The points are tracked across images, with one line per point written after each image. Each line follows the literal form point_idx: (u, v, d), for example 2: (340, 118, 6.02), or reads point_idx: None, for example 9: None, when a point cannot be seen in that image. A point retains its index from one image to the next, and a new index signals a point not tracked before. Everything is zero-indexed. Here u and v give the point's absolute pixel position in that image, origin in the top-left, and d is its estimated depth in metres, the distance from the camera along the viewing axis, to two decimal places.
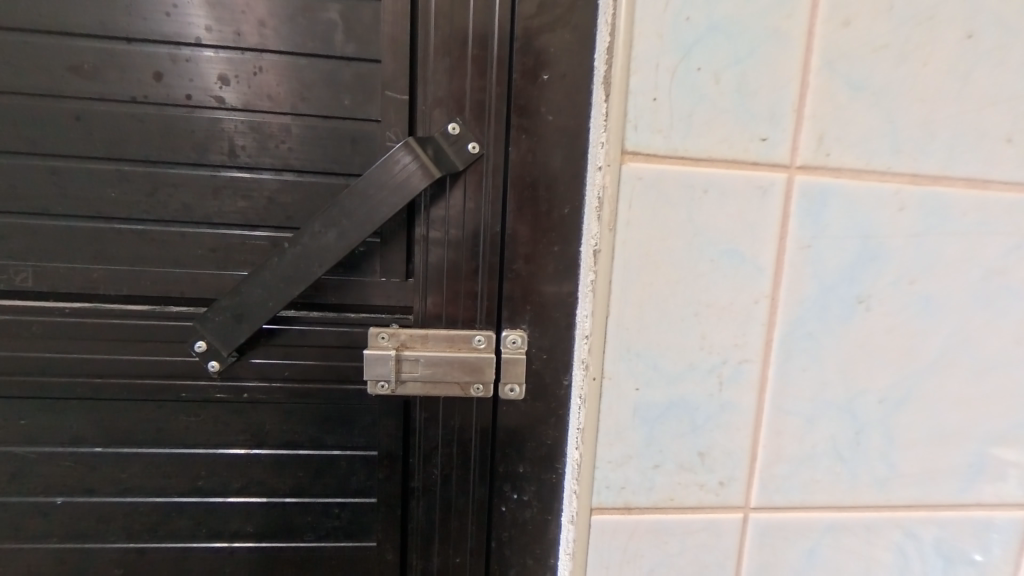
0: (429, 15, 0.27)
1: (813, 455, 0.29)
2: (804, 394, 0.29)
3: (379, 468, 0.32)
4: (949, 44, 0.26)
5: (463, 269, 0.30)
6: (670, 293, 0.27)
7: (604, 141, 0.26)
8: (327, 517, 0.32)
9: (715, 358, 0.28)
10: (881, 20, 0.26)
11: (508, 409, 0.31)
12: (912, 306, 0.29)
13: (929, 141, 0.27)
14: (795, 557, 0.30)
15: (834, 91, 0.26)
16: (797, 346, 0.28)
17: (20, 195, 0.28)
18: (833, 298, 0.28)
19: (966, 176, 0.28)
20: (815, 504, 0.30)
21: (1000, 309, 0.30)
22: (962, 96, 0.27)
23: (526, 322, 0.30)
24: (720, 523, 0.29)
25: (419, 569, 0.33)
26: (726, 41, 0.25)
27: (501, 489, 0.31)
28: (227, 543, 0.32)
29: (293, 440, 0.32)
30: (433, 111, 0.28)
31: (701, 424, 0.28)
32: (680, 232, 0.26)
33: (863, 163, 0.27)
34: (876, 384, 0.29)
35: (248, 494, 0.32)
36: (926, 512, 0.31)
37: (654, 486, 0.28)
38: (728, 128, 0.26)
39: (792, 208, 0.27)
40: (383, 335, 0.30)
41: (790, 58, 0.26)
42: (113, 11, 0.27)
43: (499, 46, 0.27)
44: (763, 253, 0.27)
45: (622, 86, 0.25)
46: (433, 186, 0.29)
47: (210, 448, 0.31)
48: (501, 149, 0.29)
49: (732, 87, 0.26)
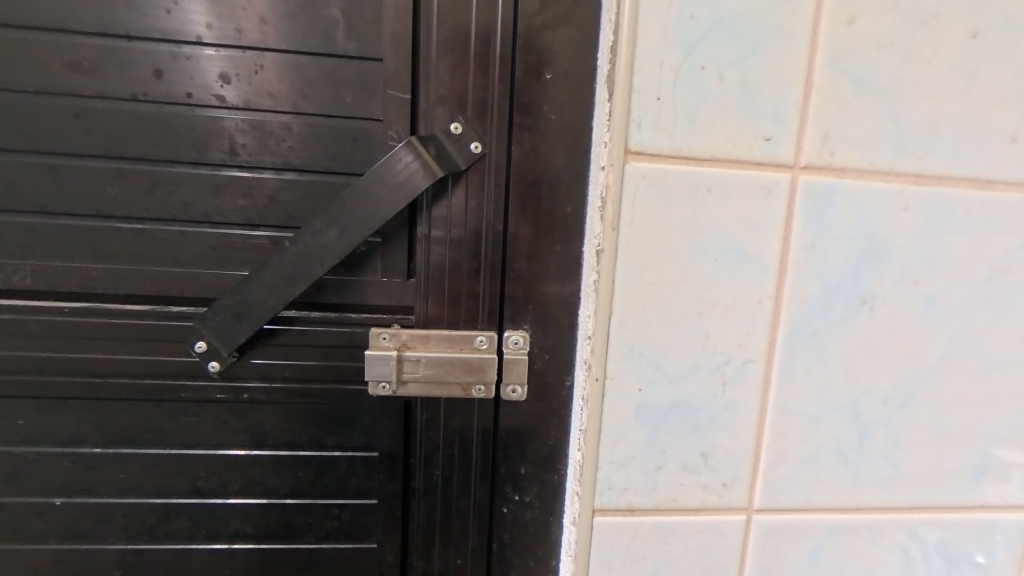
0: (432, 12, 0.27)
1: (817, 456, 0.29)
2: (808, 394, 0.28)
3: (380, 469, 0.32)
4: (954, 43, 0.26)
5: (464, 269, 0.29)
6: (673, 293, 0.27)
7: (607, 140, 0.26)
8: (327, 518, 0.32)
9: (718, 358, 0.27)
10: (886, 18, 0.26)
11: (510, 409, 0.30)
12: (916, 306, 0.29)
13: (934, 140, 0.27)
14: (798, 559, 0.30)
15: (838, 90, 0.26)
16: (801, 346, 0.28)
17: (19, 193, 0.28)
18: (837, 299, 0.28)
19: (970, 176, 0.28)
20: (818, 506, 0.30)
21: (1004, 309, 0.29)
22: (967, 95, 0.27)
23: (528, 322, 0.30)
24: (723, 524, 0.29)
25: (420, 570, 0.32)
26: (730, 39, 0.25)
27: (502, 490, 0.31)
28: (226, 543, 0.32)
29: (293, 441, 0.31)
30: (434, 109, 0.28)
31: (704, 425, 0.28)
32: (684, 231, 0.26)
33: (866, 162, 0.27)
34: (880, 384, 0.29)
35: (248, 495, 0.32)
36: (930, 514, 0.31)
37: (657, 487, 0.28)
38: (732, 127, 0.26)
39: (796, 207, 0.27)
40: (383, 335, 0.30)
41: (794, 56, 0.26)
42: (112, 8, 0.27)
43: (502, 44, 0.27)
44: (767, 252, 0.27)
45: (625, 84, 0.25)
46: (435, 184, 0.29)
47: (209, 448, 0.31)
48: (503, 147, 0.28)
49: (736, 85, 0.26)
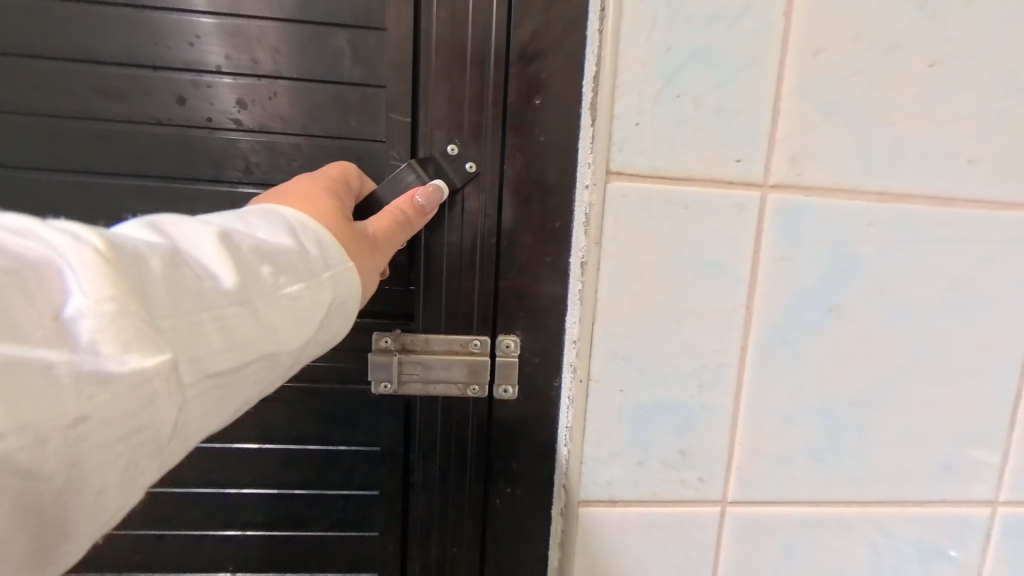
0: (430, 43, 0.30)
1: (789, 453, 0.31)
2: (780, 396, 0.31)
3: (382, 462, 0.34)
4: (914, 71, 0.28)
5: (461, 278, 0.32)
6: (654, 301, 0.29)
7: (591, 161, 0.28)
8: (333, 509, 0.35)
9: (696, 362, 0.30)
10: (850, 49, 0.28)
11: (503, 408, 0.33)
12: (883, 314, 0.31)
13: (896, 161, 0.29)
14: (772, 549, 0.32)
15: (806, 116, 0.28)
16: (774, 351, 0.30)
17: (49, 208, 0.30)
18: (807, 307, 0.30)
19: (931, 194, 0.30)
20: (791, 500, 0.32)
21: (967, 317, 0.31)
22: (927, 119, 0.29)
23: (519, 328, 0.32)
24: (701, 516, 0.31)
25: (419, 558, 0.35)
26: (705, 69, 0.27)
27: (495, 483, 0.33)
28: (238, 531, 0.34)
29: (301, 436, 0.34)
30: (433, 131, 0.30)
31: (683, 423, 0.30)
32: (662, 244, 0.29)
33: (833, 181, 0.29)
34: (847, 387, 0.31)
35: (258, 486, 0.34)
36: (897, 508, 0.33)
37: (639, 481, 0.30)
38: (707, 149, 0.28)
39: (767, 222, 0.29)
40: (386, 339, 0.32)
41: (764, 84, 0.28)
42: (138, 41, 0.29)
43: (501, 80, 0.30)
44: (741, 264, 0.29)
45: (608, 111, 0.27)
46: (430, 221, 0.31)
47: (223, 443, 0.34)
48: (493, 182, 0.31)
49: (711, 111, 0.28)
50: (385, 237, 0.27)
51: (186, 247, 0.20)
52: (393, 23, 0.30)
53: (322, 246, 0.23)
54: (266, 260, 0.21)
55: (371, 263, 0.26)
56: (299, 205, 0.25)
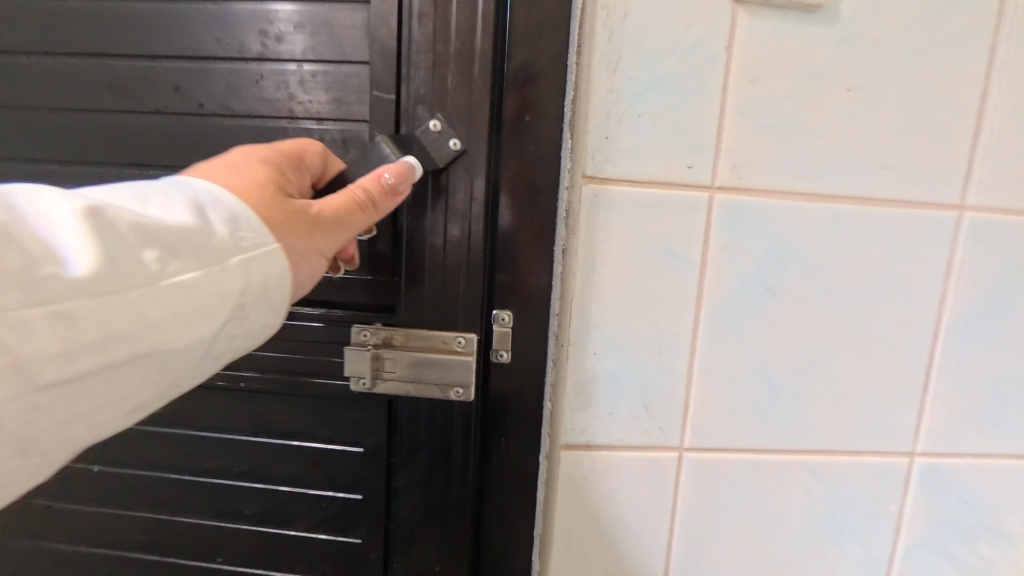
0: (412, 40, 0.37)
1: (735, 409, 0.37)
2: (727, 360, 0.37)
3: (397, 417, 0.41)
4: (835, 95, 0.35)
5: (463, 263, 0.38)
6: (622, 281, 0.35)
7: (570, 167, 0.35)
8: (359, 458, 0.42)
9: (656, 331, 0.36)
10: (781, 77, 0.34)
11: (499, 372, 0.39)
12: (813, 293, 0.37)
13: (822, 168, 0.36)
14: (720, 489, 0.38)
15: (745, 131, 0.35)
16: (721, 323, 0.36)
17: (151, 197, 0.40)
18: (748, 287, 0.36)
19: (853, 195, 0.36)
20: (737, 448, 0.38)
21: (888, 296, 0.37)
22: (847, 134, 0.35)
23: (512, 305, 0.38)
24: (661, 459, 0.37)
25: (410, 513, 0.41)
26: (662, 94, 0.34)
27: (492, 436, 0.39)
28: (286, 468, 0.43)
29: (335, 392, 0.41)
30: (414, 112, 0.37)
31: (646, 382, 0.37)
32: (628, 235, 0.35)
33: (768, 184, 0.35)
34: (782, 353, 0.37)
35: (303, 431, 0.42)
36: (828, 457, 0.38)
37: (609, 430, 0.37)
38: (664, 158, 0.34)
39: (715, 217, 0.35)
40: (366, 334, 0.39)
41: (710, 106, 0.34)
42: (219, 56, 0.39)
43: (495, 121, 0.37)
44: (694, 251, 0.36)
45: (583, 127, 0.34)
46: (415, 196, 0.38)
47: (276, 395, 0.42)
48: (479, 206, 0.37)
49: (667, 128, 0.34)
50: (331, 216, 0.30)
51: (44, 230, 0.21)
52: (416, 70, 0.37)
53: (237, 222, 0.26)
54: (153, 242, 0.23)
55: (296, 238, 0.28)
56: (232, 178, 0.28)
